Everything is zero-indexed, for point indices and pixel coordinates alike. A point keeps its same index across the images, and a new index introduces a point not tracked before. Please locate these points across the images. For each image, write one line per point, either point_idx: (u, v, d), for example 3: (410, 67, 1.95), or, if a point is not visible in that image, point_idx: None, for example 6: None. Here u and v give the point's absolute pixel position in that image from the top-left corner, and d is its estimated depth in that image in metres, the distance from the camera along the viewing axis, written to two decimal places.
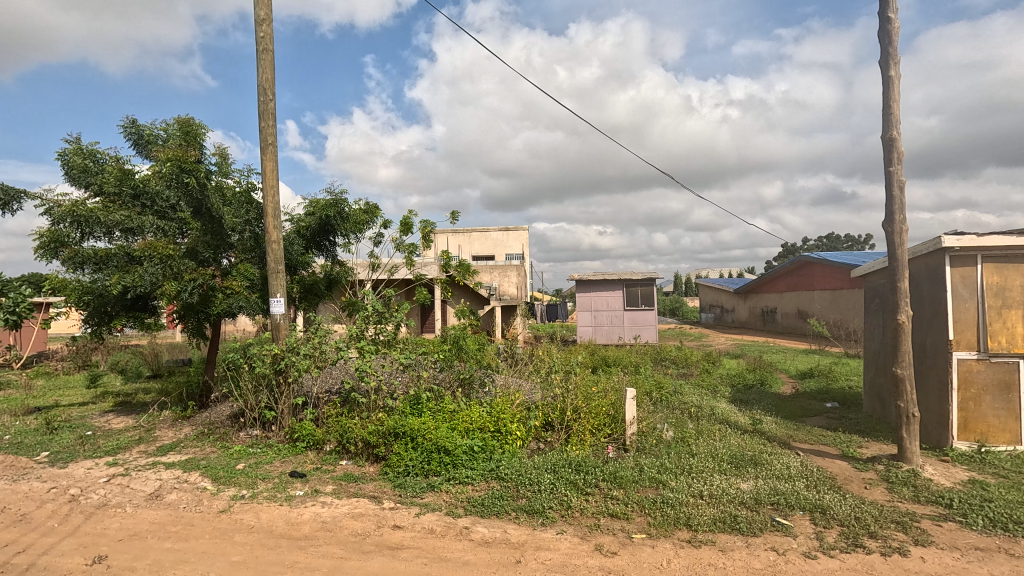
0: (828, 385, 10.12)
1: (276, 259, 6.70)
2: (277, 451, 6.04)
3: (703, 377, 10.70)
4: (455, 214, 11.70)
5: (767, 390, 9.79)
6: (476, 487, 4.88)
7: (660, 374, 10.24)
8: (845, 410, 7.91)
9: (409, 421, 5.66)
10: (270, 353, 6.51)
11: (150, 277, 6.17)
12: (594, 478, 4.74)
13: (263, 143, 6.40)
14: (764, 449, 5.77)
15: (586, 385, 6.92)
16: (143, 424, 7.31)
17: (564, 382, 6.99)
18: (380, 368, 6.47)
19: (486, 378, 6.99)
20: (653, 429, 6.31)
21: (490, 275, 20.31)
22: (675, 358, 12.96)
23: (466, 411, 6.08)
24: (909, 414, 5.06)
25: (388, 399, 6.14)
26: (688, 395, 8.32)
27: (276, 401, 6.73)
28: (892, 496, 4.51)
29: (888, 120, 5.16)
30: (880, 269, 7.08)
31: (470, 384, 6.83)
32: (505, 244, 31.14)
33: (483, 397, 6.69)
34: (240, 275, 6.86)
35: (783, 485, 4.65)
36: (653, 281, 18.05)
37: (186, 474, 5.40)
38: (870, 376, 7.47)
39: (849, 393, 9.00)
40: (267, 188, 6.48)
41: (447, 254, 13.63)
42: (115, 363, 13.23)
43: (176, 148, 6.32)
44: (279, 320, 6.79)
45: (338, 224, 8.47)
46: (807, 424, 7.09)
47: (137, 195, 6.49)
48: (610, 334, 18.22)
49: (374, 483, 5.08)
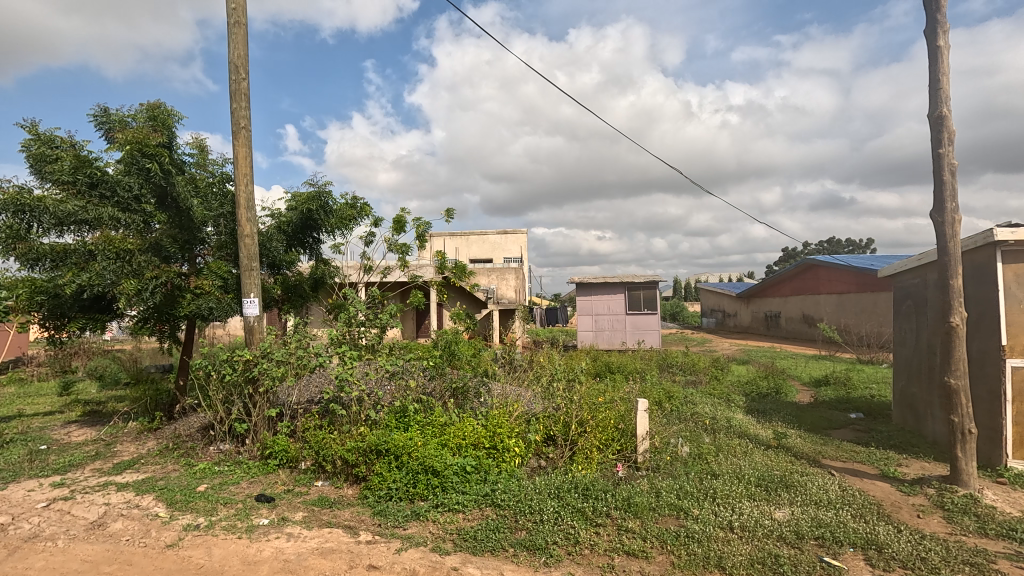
0: (847, 394, 9.47)
1: (250, 256, 6.06)
2: (246, 471, 5.38)
3: (713, 385, 10.08)
4: (450, 213, 11.09)
5: (783, 399, 9.16)
6: (468, 516, 4.24)
7: (668, 383, 9.59)
8: (872, 421, 7.27)
9: (394, 436, 5.01)
10: (242, 359, 5.85)
11: (108, 275, 5.53)
12: (604, 506, 4.09)
13: (235, 126, 5.80)
14: (793, 469, 5.12)
15: (591, 395, 6.27)
16: (104, 437, 6.67)
17: (567, 392, 6.35)
18: (363, 376, 5.83)
19: (482, 387, 6.35)
20: (667, 444, 5.66)
21: (488, 278, 19.70)
22: (681, 364, 12.33)
23: (459, 424, 5.45)
24: (965, 430, 4.42)
25: (371, 411, 5.49)
26: (701, 406, 7.67)
27: (249, 412, 6.08)
28: (953, 528, 3.86)
29: (937, 96, 4.56)
30: (914, 267, 6.47)
31: (465, 394, 6.17)
32: (504, 247, 30.55)
33: (477, 408, 6.05)
34: (212, 274, 6.25)
35: (823, 513, 4.01)
36: (655, 284, 17.43)
37: (139, 498, 4.75)
38: (902, 384, 6.85)
39: (873, 403, 8.35)
40: (239, 176, 5.87)
41: (441, 254, 13.01)
42: (92, 369, 12.57)
43: (137, 129, 5.71)
44: (254, 323, 6.15)
45: (322, 219, 7.87)
46: (834, 438, 6.46)
47: (95, 184, 5.87)
48: (612, 339, 17.58)
49: (351, 509, 4.44)
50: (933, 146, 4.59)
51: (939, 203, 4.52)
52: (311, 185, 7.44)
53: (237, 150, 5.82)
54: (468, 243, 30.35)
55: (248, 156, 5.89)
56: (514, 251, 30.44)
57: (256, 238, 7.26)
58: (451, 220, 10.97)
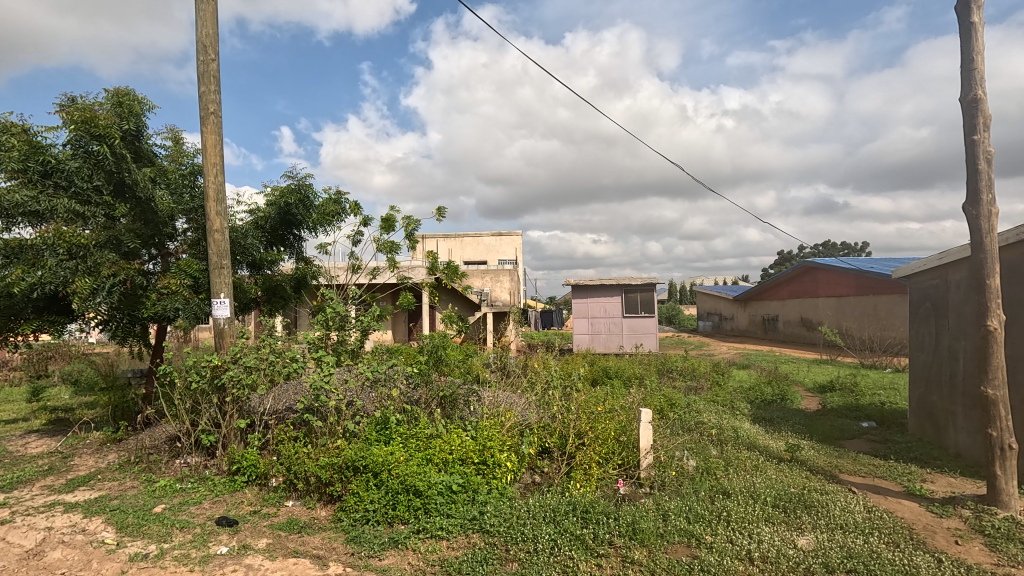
0: (855, 400, 9.06)
1: (219, 253, 5.59)
2: (210, 488, 4.88)
3: (714, 391, 9.66)
4: (441, 211, 10.66)
5: (789, 406, 8.74)
6: (453, 544, 3.78)
7: (669, 389, 9.14)
8: (886, 431, 6.86)
9: (374, 450, 4.54)
10: (209, 365, 5.36)
11: (61, 272, 5.07)
12: (606, 533, 3.64)
13: (203, 110, 5.35)
14: (811, 486, 4.69)
15: (589, 404, 5.82)
16: (61, 449, 6.14)
17: (563, 400, 5.91)
18: (341, 384, 5.36)
19: (472, 395, 5.89)
20: (672, 458, 5.22)
21: (481, 280, 19.25)
22: (681, 369, 11.89)
23: (446, 436, 5.00)
24: (1005, 446, 4.00)
25: (350, 422, 5.02)
26: (705, 414, 7.23)
27: (218, 423, 5.57)
28: (999, 557, 3.43)
29: (970, 77, 4.16)
30: (934, 267, 6.06)
31: (453, 403, 5.71)
32: (498, 249, 30.13)
33: (467, 418, 5.60)
34: (181, 272, 5.81)
35: (851, 540, 3.58)
36: (653, 286, 17.03)
37: (86, 521, 4.26)
38: (919, 392, 6.43)
39: (885, 411, 7.94)
40: (208, 166, 5.40)
41: (432, 254, 12.55)
42: (67, 374, 12.00)
43: (84, 108, 5.24)
44: (224, 325, 5.66)
45: (302, 215, 7.43)
46: (849, 449, 6.03)
47: (50, 173, 5.41)
48: (608, 343, 17.15)
49: (322, 535, 3.96)
50: (965, 133, 4.20)
51: (972, 196, 4.12)
52: (290, 179, 6.98)
53: (206, 136, 5.36)
54: (463, 245, 29.87)
55: (217, 144, 5.43)
56: (509, 254, 29.98)
57: (224, 233, 6.72)
58: (441, 219, 10.55)
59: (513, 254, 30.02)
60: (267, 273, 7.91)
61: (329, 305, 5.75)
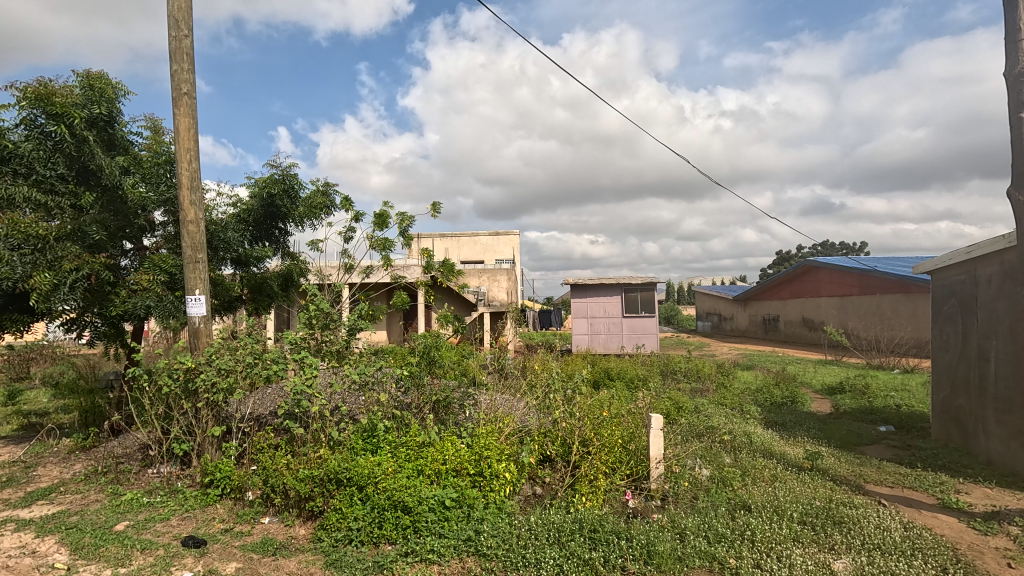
0: (868, 403, 8.69)
1: (195, 246, 5.17)
2: (180, 503, 4.45)
3: (721, 393, 9.28)
4: (437, 206, 10.26)
5: (800, 409, 8.36)
6: (445, 569, 3.38)
7: (674, 392, 8.75)
8: (906, 436, 6.50)
9: (358, 461, 4.13)
10: (181, 368, 4.93)
11: (17, 266, 4.63)
12: (617, 558, 3.25)
13: (175, 91, 4.94)
14: (837, 499, 4.30)
15: (594, 408, 5.42)
16: (26, 458, 5.71)
17: (566, 404, 5.51)
18: (326, 387, 4.93)
19: (467, 399, 5.49)
20: (685, 467, 4.83)
21: (478, 279, 18.84)
22: (684, 370, 11.51)
23: (438, 444, 4.59)
24: None
25: (334, 430, 4.61)
26: (715, 418, 6.84)
27: (192, 430, 5.14)
28: None
29: (1015, 50, 3.79)
30: (961, 262, 5.70)
31: (448, 407, 5.31)
32: (495, 249, 29.74)
33: (462, 424, 5.20)
34: (155, 267, 5.41)
35: (892, 563, 3.19)
36: (653, 285, 16.64)
37: (38, 541, 3.83)
38: (943, 394, 6.05)
39: (901, 414, 7.57)
40: (181, 151, 4.99)
41: (427, 252, 12.13)
42: (48, 376, 11.54)
43: (41, 85, 4.92)
44: (199, 325, 5.23)
45: (288, 208, 7.03)
46: (870, 457, 5.65)
47: (7, 159, 4.94)
48: (608, 343, 16.76)
49: (299, 558, 3.55)
50: (1010, 111, 3.82)
51: (1019, 179, 3.73)
52: (274, 169, 6.54)
53: (179, 119, 4.95)
54: (460, 244, 29.44)
55: (191, 128, 5.02)
56: (506, 253, 29.58)
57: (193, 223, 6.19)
58: (436, 215, 10.16)
59: (510, 254, 29.62)
60: (252, 269, 7.51)
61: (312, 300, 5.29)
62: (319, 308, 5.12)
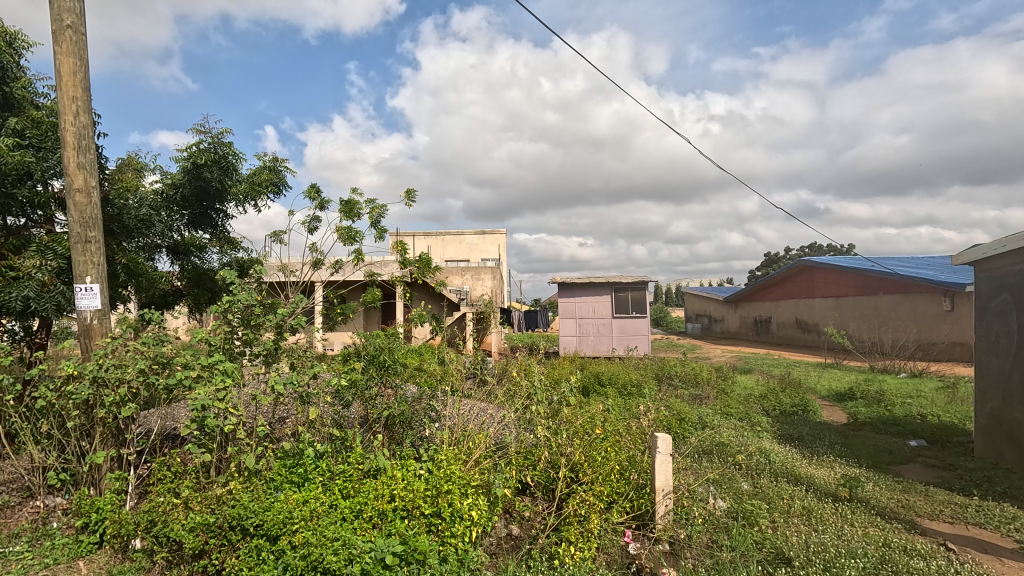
0: (885, 412, 7.84)
1: (85, 222, 4.10)
2: (42, 555, 3.38)
3: (723, 401, 8.38)
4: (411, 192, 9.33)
5: (812, 419, 7.49)
6: None
7: (673, 401, 7.79)
8: (943, 454, 5.64)
9: (275, 503, 3.15)
10: (60, 375, 3.85)
11: None
12: None
13: (53, 22, 3.92)
14: (893, 541, 3.43)
15: (584, 423, 4.50)
16: None
17: (550, 421, 4.60)
18: (246, 401, 3.91)
19: (430, 412, 4.53)
20: (698, 499, 3.92)
21: (461, 277, 17.85)
22: (680, 375, 10.56)
23: (387, 475, 3.64)
24: None
25: (251, 456, 3.61)
26: (723, 432, 5.90)
27: (78, 456, 4.04)
28: None
29: None
30: (1017, 250, 4.89)
31: (407, 424, 4.33)
32: (481, 248, 28.74)
33: (423, 446, 4.25)
34: (44, 251, 4.40)
35: None
36: (645, 284, 15.75)
37: None
38: (991, 405, 5.19)
39: (928, 426, 6.73)
40: (61, 101, 3.96)
41: (401, 245, 11.12)
42: None
43: None
44: (91, 321, 4.15)
45: (222, 184, 5.97)
46: (909, 480, 4.81)
47: None
48: (598, 345, 15.84)
49: None
50: None
51: None
52: (201, 135, 5.45)
53: (60, 60, 3.93)
54: (444, 242, 28.37)
55: (78, 73, 4.00)
56: (492, 252, 28.57)
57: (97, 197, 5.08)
58: (409, 203, 9.16)
59: (497, 253, 28.65)
60: (192, 259, 6.48)
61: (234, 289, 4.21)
62: (239, 300, 4.05)
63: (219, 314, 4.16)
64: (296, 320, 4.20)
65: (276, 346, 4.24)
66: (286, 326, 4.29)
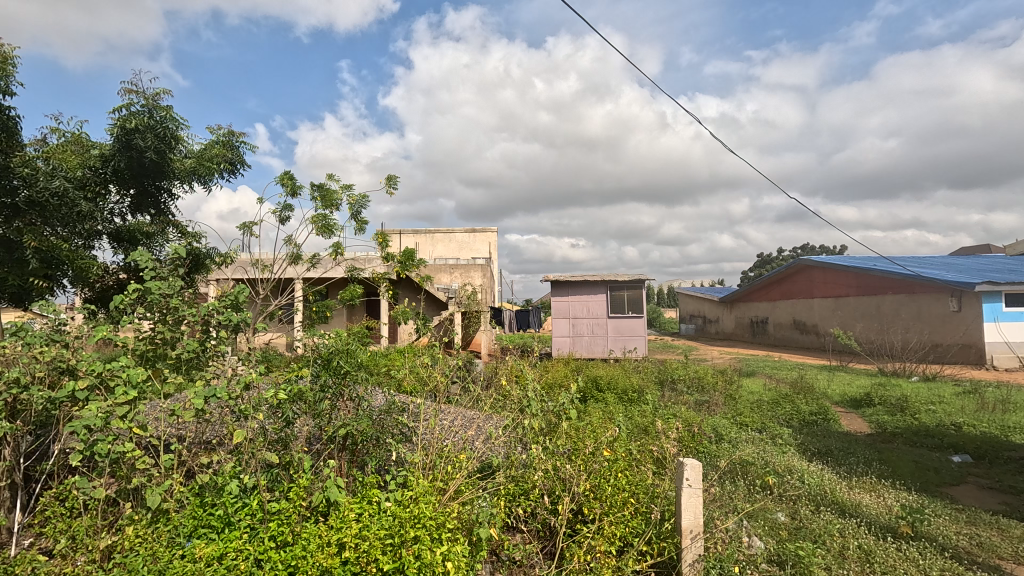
0: (912, 422, 7.13)
1: None
2: None
3: (734, 408, 7.64)
4: (394, 178, 8.54)
5: (835, 429, 6.76)
6: None
7: (680, 409, 7.01)
8: (997, 474, 4.92)
9: (176, 565, 2.32)
10: None
11: None
12: None
13: None
14: None
15: (587, 448, 3.74)
16: None
17: (546, 442, 3.83)
18: (159, 419, 3.05)
19: (400, 431, 3.74)
20: (733, 541, 3.15)
21: (450, 275, 17.03)
22: (684, 379, 9.79)
23: (339, 516, 2.84)
24: None
25: (158, 493, 2.76)
26: (743, 447, 5.16)
27: None
28: None
29: None
30: None
31: (370, 444, 3.53)
32: (471, 246, 27.91)
33: (390, 474, 3.45)
34: None
35: None
36: (642, 283, 14.98)
37: None
38: None
39: (967, 439, 6.01)
40: None
41: (383, 238, 10.31)
42: None
43: None
44: None
45: (161, 156, 5.12)
46: (969, 507, 4.09)
47: None
48: (592, 346, 15.09)
49: None
50: None
51: None
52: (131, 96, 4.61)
53: None
54: (433, 240, 27.48)
55: None
56: (483, 251, 27.76)
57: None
58: (389, 190, 8.32)
59: (488, 251, 27.85)
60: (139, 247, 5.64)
61: (147, 276, 3.29)
62: (152, 289, 3.14)
63: (128, 308, 3.25)
64: (227, 314, 3.27)
65: (206, 347, 3.32)
66: (215, 321, 3.39)
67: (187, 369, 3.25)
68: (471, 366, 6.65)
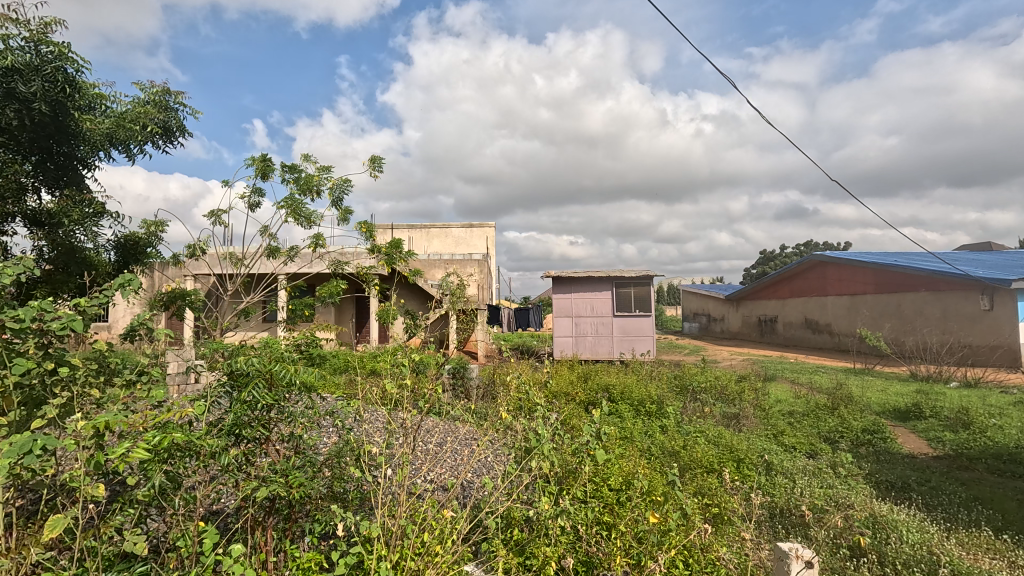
0: (984, 442, 6.02)
1: None
2: None
3: (768, 424, 6.55)
4: (378, 160, 7.43)
5: (896, 453, 5.65)
6: None
7: (710, 427, 5.91)
8: None
9: None
10: None
11: None
12: None
13: None
14: None
15: (625, 528, 2.68)
16: None
17: (560, 505, 2.76)
18: None
19: (354, 485, 2.66)
20: None
21: (444, 271, 15.92)
22: (706, 387, 8.69)
23: None
24: None
25: None
26: (804, 486, 4.06)
27: None
28: None
29: None
30: None
31: (309, 508, 2.44)
32: (468, 242, 26.81)
33: (338, 554, 2.38)
34: None
35: None
36: (650, 279, 13.84)
37: None
38: None
39: None
40: None
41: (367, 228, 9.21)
42: None
43: None
44: None
45: (53, 106, 4.70)
46: None
47: None
48: (597, 347, 13.99)
49: None
50: None
51: None
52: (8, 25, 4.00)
53: None
54: (429, 236, 26.35)
55: None
56: (480, 247, 26.70)
57: None
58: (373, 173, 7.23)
59: (485, 247, 26.78)
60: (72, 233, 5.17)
61: None
62: None
63: None
64: (67, 319, 2.05)
65: (47, 372, 2.12)
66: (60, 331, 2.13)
67: (16, 409, 2.05)
68: (462, 376, 5.54)
